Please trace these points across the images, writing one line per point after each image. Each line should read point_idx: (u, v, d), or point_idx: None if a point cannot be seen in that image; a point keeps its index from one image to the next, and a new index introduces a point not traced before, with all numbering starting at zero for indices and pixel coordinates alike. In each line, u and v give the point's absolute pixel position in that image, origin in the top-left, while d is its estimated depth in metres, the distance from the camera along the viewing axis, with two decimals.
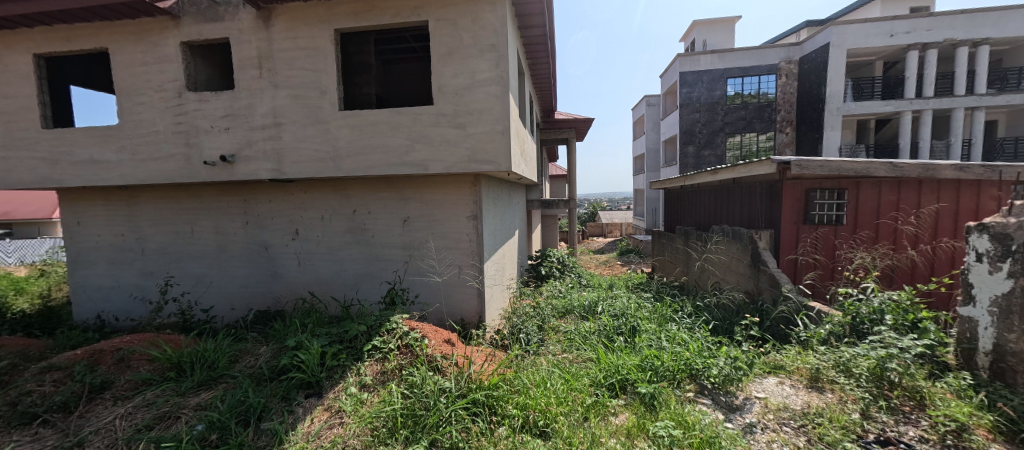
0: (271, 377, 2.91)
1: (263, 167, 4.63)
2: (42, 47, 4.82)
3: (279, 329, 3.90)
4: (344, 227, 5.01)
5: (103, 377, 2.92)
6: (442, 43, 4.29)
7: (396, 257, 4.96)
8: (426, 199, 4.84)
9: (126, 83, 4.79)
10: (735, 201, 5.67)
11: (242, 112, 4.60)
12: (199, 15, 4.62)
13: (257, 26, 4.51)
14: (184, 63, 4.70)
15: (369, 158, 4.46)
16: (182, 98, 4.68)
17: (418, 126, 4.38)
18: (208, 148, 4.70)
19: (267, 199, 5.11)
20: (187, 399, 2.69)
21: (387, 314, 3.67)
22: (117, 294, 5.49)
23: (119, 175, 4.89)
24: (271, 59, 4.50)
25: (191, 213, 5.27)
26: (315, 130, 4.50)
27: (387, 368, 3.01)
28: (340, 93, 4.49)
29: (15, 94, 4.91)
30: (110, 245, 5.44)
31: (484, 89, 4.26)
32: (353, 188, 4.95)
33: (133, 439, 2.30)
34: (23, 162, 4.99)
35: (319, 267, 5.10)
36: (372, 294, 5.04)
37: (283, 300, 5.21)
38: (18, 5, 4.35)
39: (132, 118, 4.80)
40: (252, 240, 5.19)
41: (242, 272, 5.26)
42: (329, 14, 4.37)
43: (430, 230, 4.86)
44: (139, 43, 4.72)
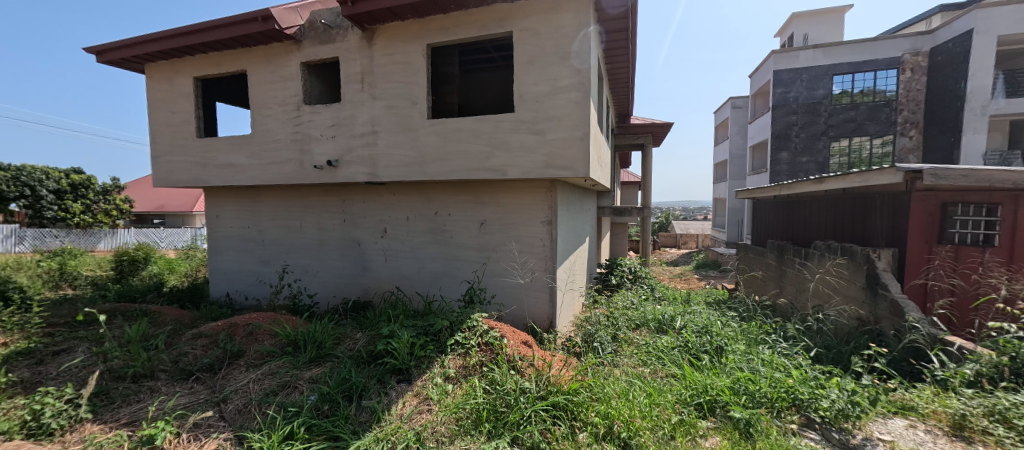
0: (368, 361, 3.22)
1: (360, 171, 5.14)
2: (199, 71, 5.90)
3: (371, 319, 4.28)
4: (426, 227, 5.36)
5: (237, 347, 3.45)
6: (525, 52, 4.42)
7: (473, 258, 5.18)
8: (503, 203, 5.00)
9: (257, 98, 5.66)
10: (847, 214, 4.99)
11: (346, 121, 5.17)
12: (316, 38, 5.30)
13: (361, 45, 5.05)
14: (302, 80, 5.42)
15: (452, 163, 4.74)
16: (299, 110, 5.40)
17: (498, 133, 4.55)
18: (317, 153, 5.35)
19: (362, 200, 5.67)
20: (302, 372, 3.08)
21: (467, 311, 3.86)
22: (243, 278, 6.47)
23: (248, 177, 5.77)
24: (371, 74, 5.01)
25: (300, 211, 6.03)
26: (405, 138, 4.90)
27: (469, 363, 3.17)
28: (428, 103, 4.84)
29: (179, 109, 6.05)
30: (239, 236, 6.43)
31: (564, 95, 4.29)
32: (435, 190, 5.29)
33: (264, 401, 2.69)
34: (181, 165, 6.13)
35: (403, 263, 5.52)
36: (450, 292, 5.31)
37: (371, 292, 5.71)
38: (190, 37, 5.42)
39: (260, 128, 5.65)
40: (348, 236, 5.78)
41: (339, 265, 5.87)
42: (422, 30, 4.74)
43: (505, 234, 5.01)
44: (269, 65, 5.55)
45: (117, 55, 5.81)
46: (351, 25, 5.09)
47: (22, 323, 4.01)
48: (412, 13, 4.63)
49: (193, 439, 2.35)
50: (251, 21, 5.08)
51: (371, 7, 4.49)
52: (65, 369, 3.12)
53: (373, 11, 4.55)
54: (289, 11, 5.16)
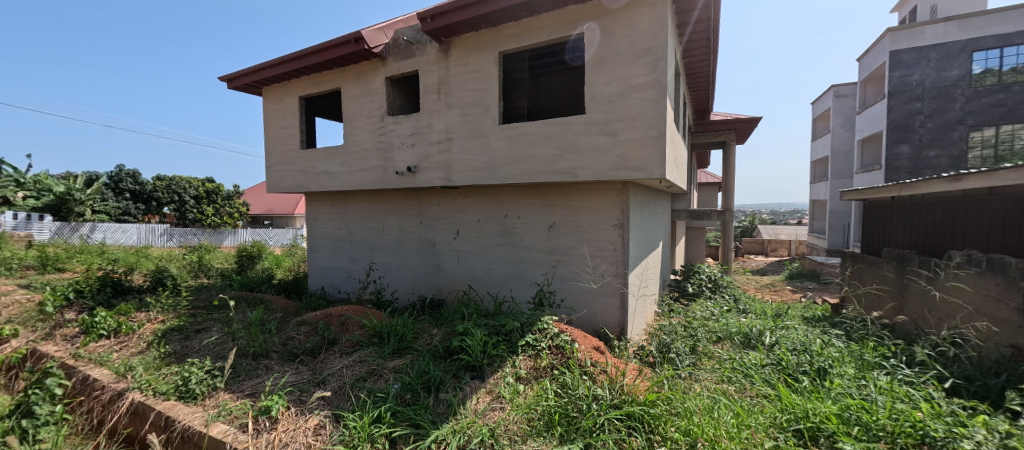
0: (444, 356, 3.40)
1: (436, 175, 5.46)
2: (303, 91, 6.73)
3: (446, 316, 4.52)
4: (497, 229, 5.51)
5: (333, 335, 3.85)
6: (597, 52, 4.35)
7: (542, 261, 5.20)
8: (573, 206, 4.96)
9: (349, 112, 6.29)
10: (996, 219, 4.12)
11: (424, 130, 5.53)
12: (398, 54, 5.76)
13: (439, 57, 5.37)
14: (386, 93, 5.91)
15: (521, 166, 4.82)
16: (384, 121, 5.90)
17: (568, 135, 4.53)
18: (398, 160, 5.79)
19: (437, 203, 6.00)
20: (387, 362, 3.35)
21: (537, 314, 3.88)
22: (335, 273, 7.22)
23: (341, 183, 6.44)
24: (447, 84, 5.30)
25: (383, 213, 6.56)
26: (478, 143, 5.09)
27: (540, 365, 3.20)
28: (500, 109, 4.97)
29: (287, 125, 6.97)
30: (332, 235, 7.19)
31: (638, 94, 4.14)
32: (505, 194, 5.42)
33: (355, 385, 2.98)
34: (288, 173, 7.04)
35: (474, 264, 5.72)
36: (520, 294, 5.38)
37: (444, 290, 6.01)
38: (297, 61, 6.23)
39: (351, 139, 6.28)
40: (424, 237, 6.15)
41: (416, 264, 6.28)
42: (495, 39, 4.90)
43: (575, 237, 4.96)
44: (359, 81, 6.15)
45: (243, 81, 6.89)
46: (429, 40, 5.44)
47: (174, 305, 4.91)
48: (486, 23, 4.82)
49: (300, 413, 2.67)
50: (346, 44, 5.70)
51: (448, 21, 4.77)
52: (204, 345, 3.75)
53: (450, 24, 4.82)
54: (376, 31, 5.69)
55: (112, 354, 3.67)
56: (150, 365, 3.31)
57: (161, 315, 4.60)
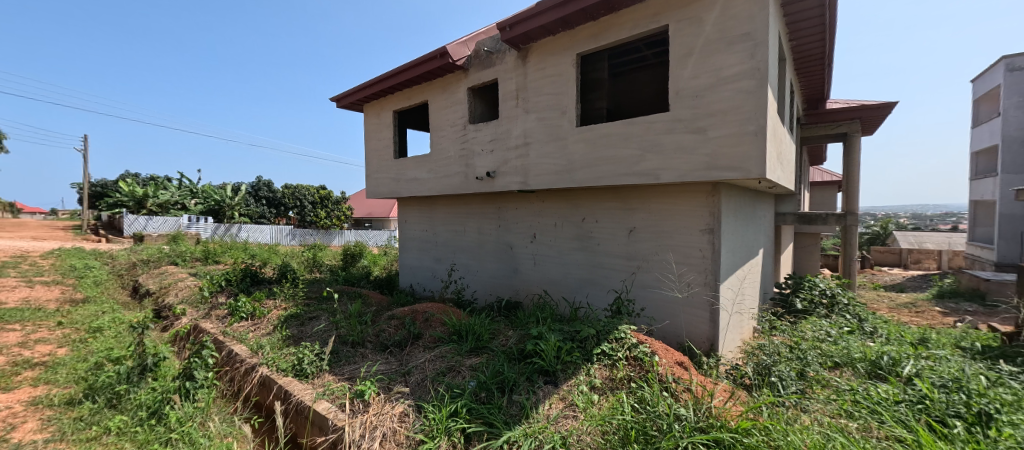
0: (519, 358, 3.43)
1: (513, 180, 5.57)
2: (396, 105, 7.41)
3: (522, 319, 4.58)
4: (573, 233, 5.43)
5: (418, 329, 4.15)
6: (683, 44, 4.05)
7: (621, 267, 4.98)
8: (656, 210, 4.66)
9: (435, 123, 6.76)
10: None
11: (503, 135, 5.69)
12: (479, 64, 6.03)
13: (517, 64, 5.49)
14: (468, 103, 6.23)
15: (599, 169, 4.68)
16: (465, 130, 6.22)
17: (650, 134, 4.28)
18: (478, 166, 6.04)
19: (515, 207, 6.12)
20: (465, 359, 3.50)
21: (614, 322, 3.72)
22: (422, 272, 7.79)
23: (427, 188, 6.94)
24: (525, 90, 5.39)
25: (465, 217, 6.90)
26: (554, 147, 5.08)
27: (616, 376, 3.06)
28: (577, 111, 4.90)
29: (383, 137, 7.74)
30: (420, 237, 7.77)
31: (732, 86, 3.74)
32: (582, 197, 5.32)
33: (436, 379, 3.17)
34: (384, 180, 7.80)
35: (550, 268, 5.70)
36: (597, 300, 5.21)
37: (521, 293, 6.09)
38: (392, 79, 6.91)
39: (437, 148, 6.73)
40: (502, 241, 6.32)
41: (494, 266, 6.47)
42: (572, 41, 4.84)
43: (658, 243, 4.66)
44: (444, 93, 6.57)
45: (349, 100, 7.84)
46: (508, 48, 5.60)
47: (294, 294, 5.76)
48: (563, 27, 4.80)
49: (387, 399, 2.92)
50: (433, 59, 6.15)
51: (526, 28, 4.85)
52: (315, 331, 4.32)
53: (528, 31, 4.90)
54: (460, 45, 6.04)
55: (249, 333, 4.42)
56: (274, 345, 3.92)
57: (284, 303, 5.43)
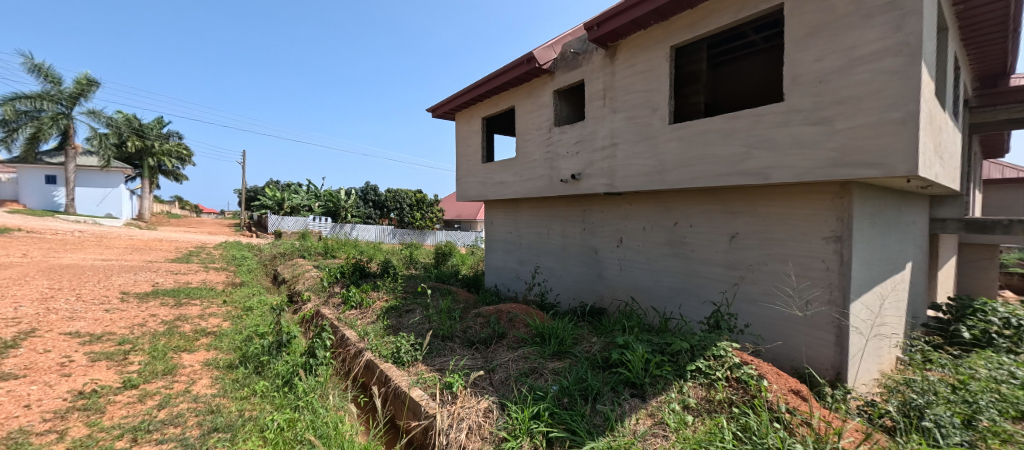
0: (603, 367, 3.30)
1: (599, 182, 5.42)
2: (485, 112, 7.76)
3: (606, 326, 4.42)
4: (665, 238, 5.07)
5: (502, 329, 4.26)
6: (803, 23, 3.51)
7: (721, 277, 4.50)
8: (765, 214, 4.12)
9: (521, 127, 6.91)
10: None
11: (589, 137, 5.57)
12: (566, 66, 6.00)
13: (605, 63, 5.33)
14: (553, 106, 6.24)
15: (696, 169, 4.30)
16: (551, 132, 6.24)
17: (759, 129, 3.80)
18: (563, 169, 6.01)
19: (600, 210, 5.95)
20: (547, 362, 3.50)
21: (712, 337, 3.38)
22: (506, 273, 8.00)
23: (512, 191, 7.12)
24: (613, 89, 5.21)
25: (549, 220, 6.92)
26: (644, 146, 4.81)
27: (713, 397, 2.77)
28: (671, 107, 4.56)
29: (473, 143, 8.16)
30: (505, 239, 8.00)
31: (869, 66, 3.12)
32: (676, 200, 4.94)
33: (519, 379, 3.22)
34: (472, 184, 8.23)
35: (638, 274, 5.41)
36: (691, 312, 4.78)
37: (605, 299, 5.88)
38: (481, 87, 7.26)
39: (522, 151, 6.86)
40: (587, 244, 6.18)
41: (578, 270, 6.36)
42: (666, 33, 4.54)
43: (767, 251, 4.11)
44: (530, 98, 6.69)
45: (443, 109, 8.44)
46: (595, 47, 5.47)
47: (393, 288, 6.38)
48: (656, 19, 4.52)
49: (473, 394, 3.04)
50: (520, 65, 6.31)
51: (615, 25, 4.69)
52: (411, 323, 4.72)
53: (617, 27, 4.73)
54: (546, 49, 6.08)
55: (357, 320, 5.01)
56: (377, 333, 4.38)
57: (385, 295, 6.05)
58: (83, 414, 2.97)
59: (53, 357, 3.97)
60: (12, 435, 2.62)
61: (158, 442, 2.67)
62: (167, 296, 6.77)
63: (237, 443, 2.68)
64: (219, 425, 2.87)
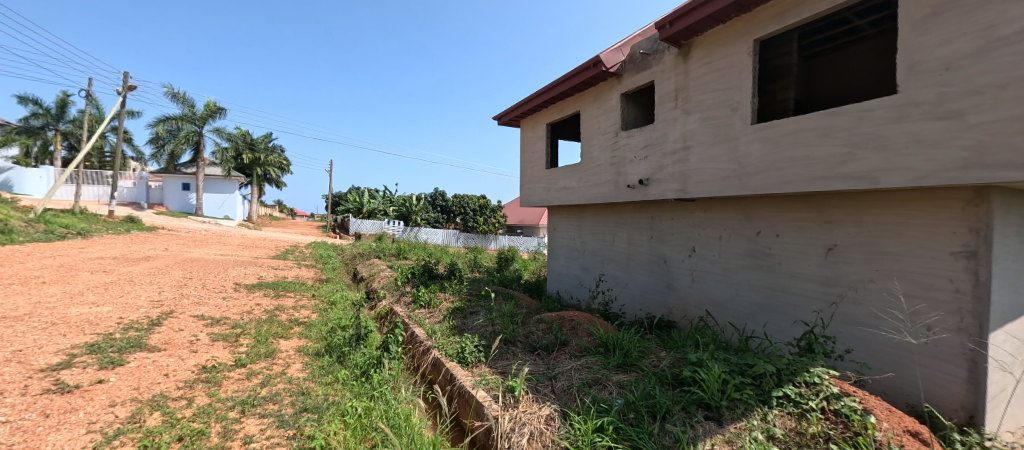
0: (673, 384, 3.10)
1: (670, 187, 5.13)
2: (550, 118, 7.79)
3: (677, 341, 4.15)
4: (746, 249, 4.64)
5: (564, 336, 4.20)
6: (924, 2, 3.01)
7: (814, 294, 4.00)
8: (874, 224, 3.58)
9: (586, 132, 6.81)
10: None
11: (659, 140, 5.31)
12: (634, 68, 5.80)
13: (678, 62, 5.06)
14: (621, 109, 6.06)
15: (784, 173, 3.89)
16: (618, 136, 6.07)
17: (865, 126, 3.33)
18: (631, 174, 5.80)
19: (671, 217, 5.63)
20: (611, 374, 3.38)
21: (803, 361, 3.00)
22: (569, 280, 7.87)
23: (577, 197, 7.03)
24: (687, 89, 4.92)
25: (614, 226, 6.70)
26: (722, 149, 4.46)
27: (805, 430, 2.45)
28: (754, 106, 4.18)
29: (537, 149, 8.21)
30: (569, 245, 7.91)
31: (1017, 47, 2.57)
32: (760, 207, 4.50)
33: (582, 389, 3.14)
34: (536, 189, 8.28)
35: (713, 287, 5.01)
36: (778, 331, 4.30)
37: (675, 312, 5.52)
38: (547, 94, 7.31)
39: (588, 156, 6.75)
40: (656, 253, 5.87)
41: (645, 279, 6.06)
42: (748, 26, 4.19)
43: (875, 267, 3.56)
44: (596, 102, 6.57)
45: (509, 117, 8.64)
46: (667, 47, 5.22)
47: (459, 290, 6.62)
48: (737, 12, 4.19)
49: (535, 400, 3.03)
50: (586, 70, 6.25)
51: (689, 22, 4.44)
52: (475, 325, 4.87)
53: (692, 23, 4.46)
54: (614, 51, 5.95)
55: (426, 319, 5.28)
56: (444, 332, 4.57)
57: (452, 296, 6.31)
58: (205, 385, 3.50)
59: (185, 334, 4.76)
60: (156, 397, 3.18)
61: (260, 416, 3.05)
62: (268, 288, 7.74)
63: (322, 424, 2.97)
64: (308, 406, 3.20)
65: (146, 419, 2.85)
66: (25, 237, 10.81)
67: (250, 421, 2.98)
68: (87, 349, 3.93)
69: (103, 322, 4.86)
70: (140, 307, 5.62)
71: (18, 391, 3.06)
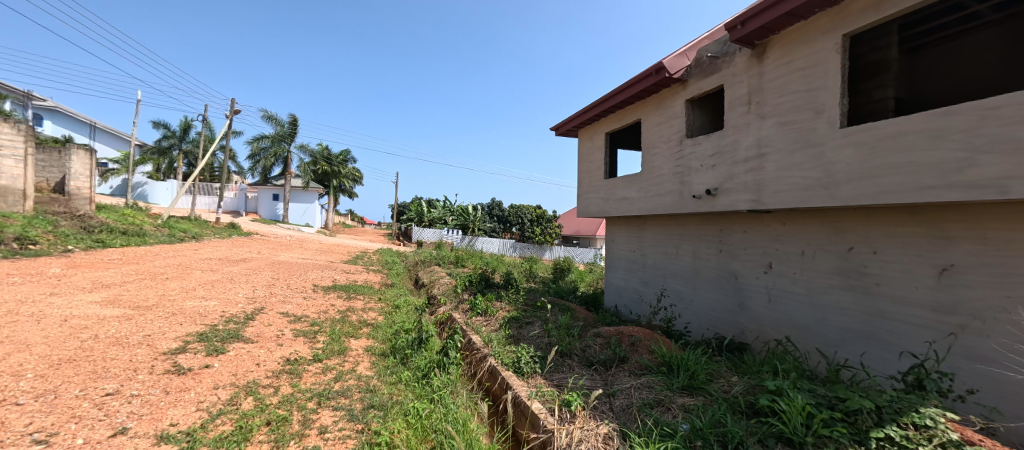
0: (746, 414, 2.84)
1: (742, 198, 4.77)
2: (609, 127, 7.65)
3: (750, 365, 3.81)
4: (834, 267, 4.14)
5: (624, 352, 4.04)
6: None
7: (923, 322, 3.46)
8: (1004, 241, 3.02)
9: (647, 140, 6.58)
10: None
11: (728, 147, 4.98)
12: (701, 72, 5.53)
13: (751, 64, 4.73)
14: (685, 117, 5.79)
15: (881, 182, 3.44)
16: (682, 145, 5.79)
17: (989, 126, 2.84)
18: (697, 183, 5.48)
19: (743, 229, 5.20)
20: (675, 396, 3.18)
21: (910, 399, 2.59)
22: (628, 294, 7.56)
23: (637, 207, 6.80)
24: (761, 92, 4.57)
25: (678, 238, 6.35)
26: (804, 156, 4.06)
27: None
28: (843, 108, 3.77)
29: (596, 158, 8.09)
30: (628, 258, 7.62)
31: None
32: (851, 220, 4.00)
33: (643, 409, 2.99)
34: (593, 200, 8.13)
35: (793, 308, 4.53)
36: (877, 363, 3.76)
37: (748, 333, 5.07)
38: (607, 102, 7.19)
39: (649, 166, 6.51)
40: (725, 268, 5.45)
41: (712, 296, 5.65)
42: (835, 20, 3.80)
43: (1007, 293, 2.99)
44: (658, 109, 6.34)
45: (567, 127, 8.63)
46: (738, 48, 4.91)
47: (515, 300, 6.67)
48: (822, 5, 3.81)
49: (593, 416, 2.94)
50: (648, 77, 6.05)
51: (763, 20, 4.14)
52: (530, 335, 4.86)
53: (768, 21, 4.14)
54: (679, 56, 5.72)
55: (483, 327, 5.38)
56: (500, 341, 4.62)
57: (508, 306, 6.36)
58: (289, 376, 3.89)
59: (273, 329, 5.33)
60: (250, 383, 3.59)
61: (334, 408, 3.31)
62: (341, 290, 8.41)
63: (387, 421, 3.14)
64: (375, 404, 3.41)
65: (241, 402, 3.22)
66: (155, 239, 12.89)
67: (325, 413, 3.24)
68: (198, 337, 4.56)
69: (211, 315, 5.62)
70: (237, 303, 6.41)
71: (147, 370, 3.63)
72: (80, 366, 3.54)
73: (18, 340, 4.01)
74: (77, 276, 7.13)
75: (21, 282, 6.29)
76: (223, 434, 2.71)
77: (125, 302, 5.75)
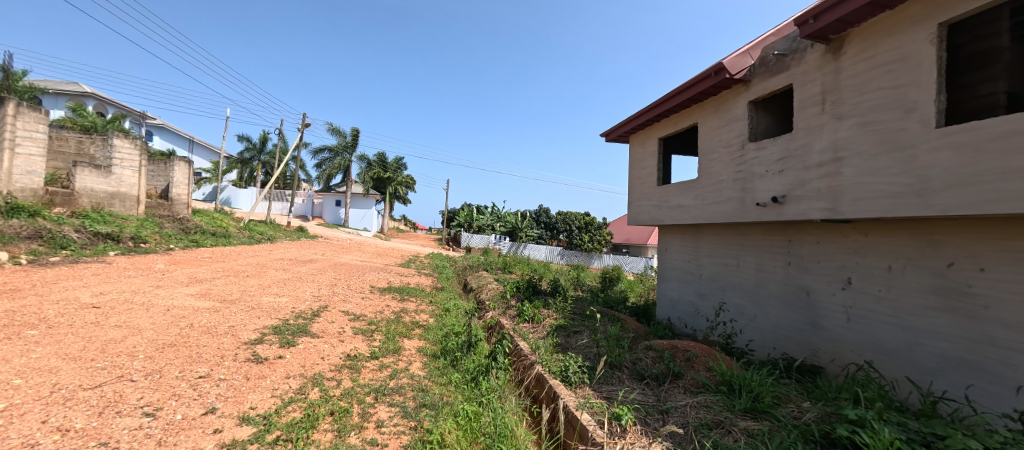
0: (820, 444, 2.57)
1: (814, 206, 4.37)
2: (662, 132, 7.38)
3: (825, 391, 3.45)
4: (929, 285, 3.65)
5: (678, 368, 3.85)
6: None
7: None
8: None
9: (705, 145, 6.26)
10: None
11: (798, 151, 4.60)
12: (766, 72, 5.18)
13: (825, 61, 4.35)
14: (748, 119, 5.44)
15: (989, 189, 2.99)
16: (744, 149, 5.44)
17: None
18: (762, 190, 5.11)
19: (816, 240, 4.76)
20: (737, 419, 2.96)
21: None
22: (683, 307, 7.18)
23: (693, 215, 6.47)
24: (838, 90, 4.19)
25: (739, 249, 5.95)
26: (889, 159, 3.65)
27: None
28: (938, 105, 3.35)
29: (648, 164, 7.83)
30: (682, 268, 7.26)
31: None
32: (950, 231, 3.51)
33: (700, 430, 2.82)
34: (645, 207, 7.86)
35: (878, 330, 4.04)
36: (986, 399, 3.25)
37: (822, 356, 4.60)
38: (660, 106, 6.96)
39: (706, 172, 6.19)
40: (795, 283, 5.01)
41: (779, 313, 5.21)
42: (929, 8, 3.39)
43: None
44: (717, 112, 6.02)
45: (617, 133, 8.45)
46: (810, 44, 4.54)
47: (562, 308, 6.60)
48: None
49: (645, 433, 2.83)
50: (706, 79, 5.77)
51: (841, 12, 3.77)
52: (578, 344, 4.79)
53: (846, 13, 3.76)
54: (741, 56, 5.41)
55: (530, 334, 5.39)
56: (547, 349, 4.59)
57: (554, 313, 6.32)
58: (349, 370, 4.16)
59: (336, 326, 5.73)
60: (316, 375, 3.88)
61: (389, 404, 3.48)
62: (395, 292, 8.86)
63: (438, 420, 3.25)
64: (427, 403, 3.54)
65: (309, 392, 3.50)
66: (237, 240, 14.41)
67: (381, 408, 3.42)
68: (272, 330, 5.02)
69: (282, 310, 6.17)
70: (305, 300, 6.97)
71: (232, 357, 4.07)
72: (180, 350, 4.04)
73: (132, 325, 4.66)
74: (177, 271, 8.17)
75: (134, 276, 7.30)
76: (293, 420, 2.97)
77: (214, 296, 6.49)
